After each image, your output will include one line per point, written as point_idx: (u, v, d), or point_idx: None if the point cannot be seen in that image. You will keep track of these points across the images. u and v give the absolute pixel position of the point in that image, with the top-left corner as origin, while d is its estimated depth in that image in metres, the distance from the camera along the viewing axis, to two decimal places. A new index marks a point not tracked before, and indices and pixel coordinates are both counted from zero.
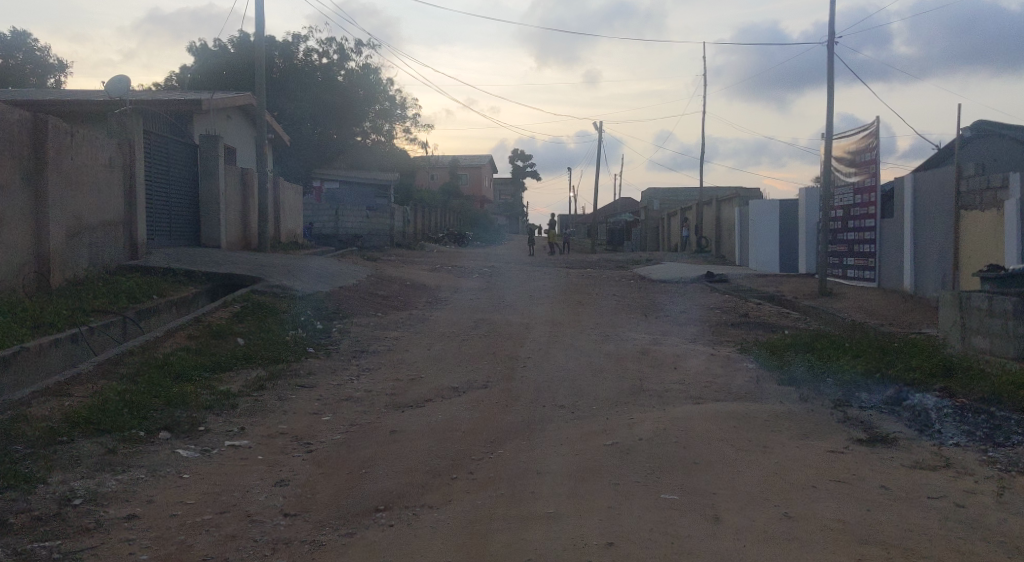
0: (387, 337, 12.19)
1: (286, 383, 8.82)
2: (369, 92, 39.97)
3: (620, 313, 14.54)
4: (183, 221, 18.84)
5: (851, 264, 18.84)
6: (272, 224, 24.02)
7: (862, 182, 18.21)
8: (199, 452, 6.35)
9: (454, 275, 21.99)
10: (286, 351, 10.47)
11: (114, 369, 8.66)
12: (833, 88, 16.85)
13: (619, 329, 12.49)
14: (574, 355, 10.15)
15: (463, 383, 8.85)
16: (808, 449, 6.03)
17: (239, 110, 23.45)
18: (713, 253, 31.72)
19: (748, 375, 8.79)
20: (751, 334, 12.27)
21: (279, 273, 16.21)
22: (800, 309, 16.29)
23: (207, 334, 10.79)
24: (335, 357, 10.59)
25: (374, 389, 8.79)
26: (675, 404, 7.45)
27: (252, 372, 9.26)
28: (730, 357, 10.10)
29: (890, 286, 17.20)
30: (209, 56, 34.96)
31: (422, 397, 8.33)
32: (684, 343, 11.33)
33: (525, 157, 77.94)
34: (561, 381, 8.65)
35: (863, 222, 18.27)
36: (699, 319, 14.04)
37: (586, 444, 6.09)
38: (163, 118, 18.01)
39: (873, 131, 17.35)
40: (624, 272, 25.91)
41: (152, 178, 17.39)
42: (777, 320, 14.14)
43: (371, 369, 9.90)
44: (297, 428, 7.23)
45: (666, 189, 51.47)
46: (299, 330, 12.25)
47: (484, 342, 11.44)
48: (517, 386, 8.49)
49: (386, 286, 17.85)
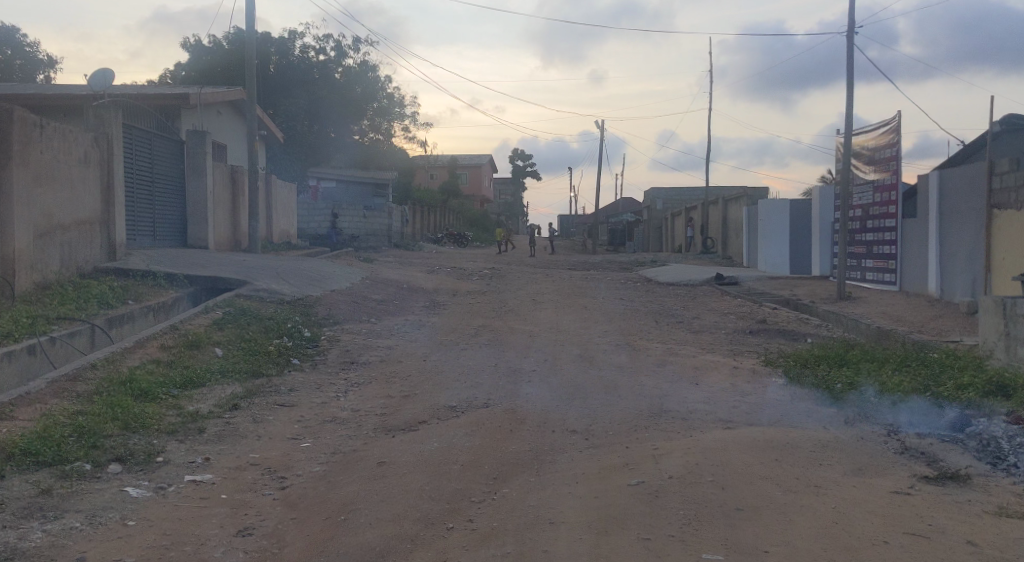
0: (380, 346, 11.27)
1: (263, 402, 7.89)
2: (366, 91, 38.94)
3: (629, 319, 13.62)
4: (168, 220, 17.93)
5: (869, 265, 17.94)
6: (264, 224, 23.12)
7: (882, 180, 17.32)
8: (152, 490, 5.44)
9: (452, 277, 21.04)
10: (267, 363, 9.55)
11: (72, 386, 7.75)
12: (852, 82, 16.00)
13: (631, 338, 11.58)
14: (585, 369, 9.25)
15: (462, 402, 7.93)
16: (867, 491, 5.13)
17: (231, 106, 22.52)
18: (720, 254, 30.81)
19: (779, 392, 7.88)
20: (775, 343, 11.36)
21: (266, 276, 15.27)
22: (819, 314, 15.38)
23: (181, 344, 9.87)
24: (321, 370, 9.66)
25: (362, 408, 7.88)
26: (703, 428, 6.56)
27: (229, 388, 8.34)
28: (755, 370, 9.19)
29: (912, 289, 16.30)
30: (202, 52, 34.10)
31: (416, 419, 7.42)
32: (703, 354, 10.41)
33: (525, 156, 76.92)
34: (572, 400, 7.72)
35: (883, 222, 17.35)
36: (715, 326, 13.12)
37: (606, 484, 5.18)
38: (147, 112, 17.10)
39: (895, 127, 16.48)
40: (628, 273, 25.01)
41: (135, 175, 16.49)
42: (797, 327, 13.23)
43: (360, 384, 8.99)
44: (273, 458, 6.33)
45: (669, 188, 50.43)
46: (285, 339, 11.34)
47: (485, 352, 10.51)
48: (522, 406, 7.58)
49: (380, 290, 16.90)
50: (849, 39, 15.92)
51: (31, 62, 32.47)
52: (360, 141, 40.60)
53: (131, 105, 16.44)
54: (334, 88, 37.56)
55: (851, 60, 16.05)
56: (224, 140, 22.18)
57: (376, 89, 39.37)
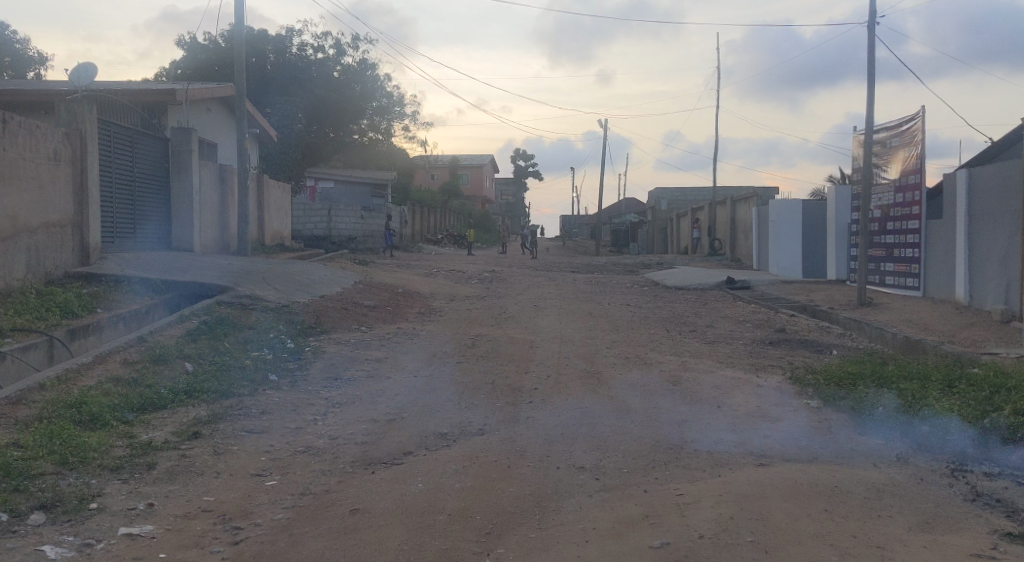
0: (368, 360, 10.33)
1: (229, 428, 6.97)
2: (365, 89, 37.84)
3: (638, 328, 12.70)
4: (151, 222, 17.00)
5: (889, 269, 16.97)
6: (255, 225, 22.20)
7: (903, 179, 16.36)
8: (77, 550, 4.56)
9: (450, 281, 20.09)
10: (239, 382, 8.61)
11: (10, 410, 6.84)
12: (874, 75, 15.10)
13: (641, 350, 10.66)
14: (592, 388, 8.31)
15: (454, 428, 7.02)
16: (941, 554, 4.21)
17: (220, 102, 21.56)
18: (728, 255, 29.87)
19: (814, 418, 6.95)
20: (798, 356, 10.41)
21: (251, 281, 14.34)
22: (839, 321, 14.45)
23: (146, 360, 8.93)
24: (301, 388, 8.74)
25: (341, 436, 6.96)
26: (733, 466, 5.64)
27: (193, 411, 7.40)
28: (782, 390, 8.23)
29: (937, 295, 15.36)
30: (197, 48, 33.18)
31: (401, 450, 6.50)
32: (722, 369, 9.49)
33: (525, 156, 75.94)
34: (577, 427, 6.81)
35: (905, 224, 16.39)
36: (731, 336, 12.18)
37: (621, 546, 4.31)
38: (128, 108, 16.19)
39: (921, 124, 15.52)
40: (635, 276, 24.07)
41: (115, 174, 15.57)
42: (819, 337, 12.30)
43: (343, 405, 8.07)
44: (230, 502, 5.41)
45: (674, 188, 49.32)
46: (264, 351, 10.41)
47: (482, 367, 9.57)
48: (522, 434, 6.67)
49: (374, 295, 15.97)
50: (872, 29, 14.99)
51: (21, 59, 31.57)
52: (361, 141, 39.65)
53: (112, 101, 15.57)
54: (331, 86, 36.69)
55: (874, 52, 15.11)
56: (213, 138, 21.25)
57: (375, 88, 38.34)
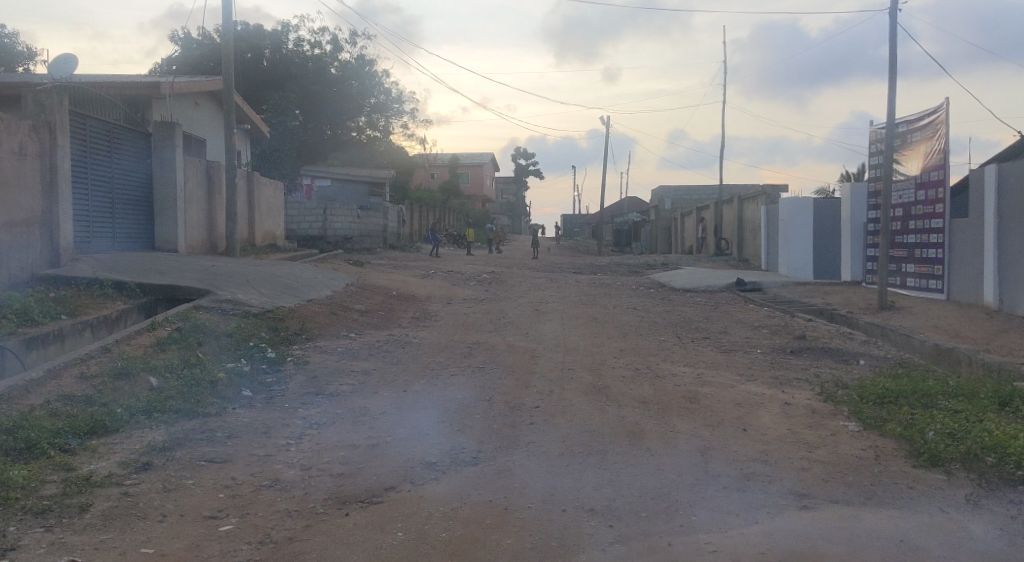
0: (354, 371, 9.43)
1: (187, 457, 6.10)
2: (363, 85, 36.97)
3: (648, 335, 11.84)
4: (131, 221, 16.12)
5: (910, 271, 16.08)
6: (244, 225, 21.31)
7: (926, 175, 15.48)
8: None
9: (448, 282, 19.24)
10: (207, 399, 7.73)
11: None
12: (896, 64, 14.22)
13: (651, 360, 9.78)
14: (600, 407, 7.44)
15: (445, 456, 6.16)
16: None
17: (208, 96, 20.66)
18: (735, 255, 28.94)
19: (856, 447, 6.08)
20: (824, 369, 9.55)
21: (235, 284, 13.46)
22: (860, 327, 13.56)
23: (105, 374, 8.05)
24: (277, 406, 7.85)
25: (316, 465, 6.09)
26: (769, 511, 4.81)
27: (149, 436, 6.52)
28: (814, 409, 7.35)
29: (963, 298, 14.48)
30: (191, 42, 32.32)
31: (384, 483, 5.64)
32: (742, 383, 8.62)
33: (526, 154, 74.97)
34: (583, 454, 5.96)
35: (928, 222, 15.49)
36: (748, 344, 11.29)
37: None
38: (105, 100, 15.27)
39: (946, 116, 14.65)
40: (640, 277, 23.20)
41: (91, 170, 14.68)
42: (842, 345, 11.43)
43: (322, 427, 7.19)
44: (172, 557, 4.58)
45: (678, 186, 48.33)
46: (241, 362, 9.51)
47: (478, 381, 8.69)
48: (521, 465, 5.81)
49: (366, 299, 15.12)
50: (894, 17, 14.11)
51: (9, 54, 30.56)
52: (358, 138, 38.69)
53: (88, 94, 14.69)
54: (327, 82, 35.83)
55: (896, 41, 14.22)
56: (200, 134, 20.36)
57: (373, 84, 37.49)
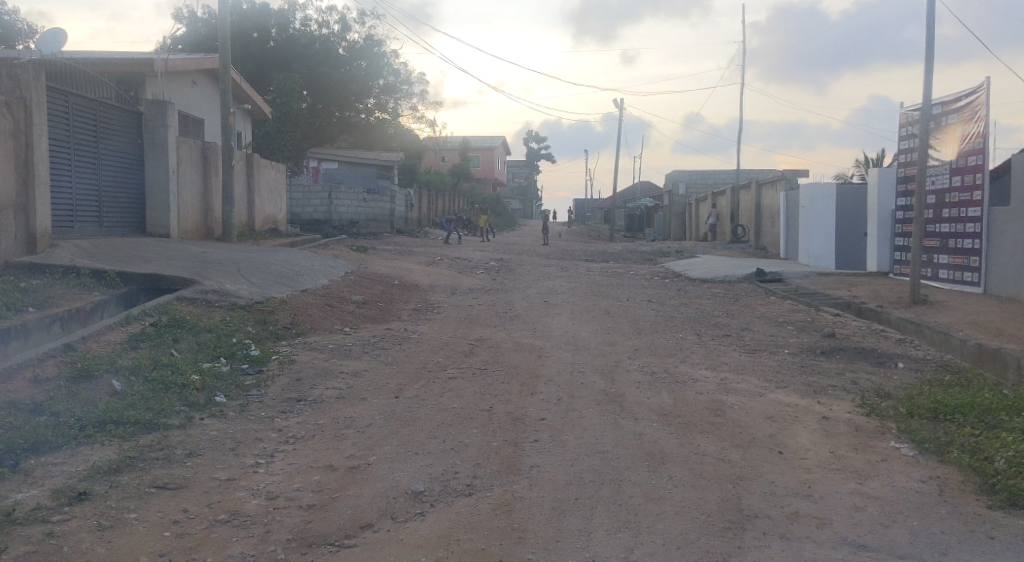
0: (343, 373, 8.57)
1: (136, 481, 5.27)
2: (371, 66, 36.01)
3: (664, 332, 10.92)
4: (120, 204, 15.26)
5: (944, 262, 15.12)
6: (244, 209, 20.48)
7: (962, 160, 14.51)
8: None
9: (452, 271, 18.36)
10: (173, 408, 6.90)
11: None
12: (933, 41, 13.23)
13: (669, 363, 8.89)
14: (614, 420, 6.56)
15: (435, 482, 5.31)
16: None
17: (204, 74, 19.76)
18: (753, 243, 27.93)
19: (916, 477, 5.23)
20: (861, 373, 8.66)
21: (223, 273, 12.61)
22: (892, 323, 12.63)
23: (63, 376, 7.19)
24: (251, 416, 7.00)
25: (284, 493, 5.26)
26: None
27: (97, 456, 5.69)
28: (858, 426, 6.46)
29: (1002, 292, 13.54)
30: (196, 21, 31.45)
31: (361, 520, 4.82)
32: (772, 391, 7.72)
33: (538, 138, 73.88)
34: (596, 483, 5.12)
35: (963, 210, 14.52)
36: (774, 343, 10.38)
37: None
38: (91, 76, 14.37)
39: (986, 96, 13.69)
40: (655, 267, 22.28)
41: (74, 150, 13.79)
42: (876, 345, 10.52)
43: (299, 443, 6.34)
44: None
45: (693, 171, 47.18)
46: (219, 362, 8.67)
47: (479, 386, 7.83)
48: (525, 497, 4.97)
49: (365, 289, 14.25)
50: None
51: (10, 31, 29.69)
52: (366, 120, 37.68)
53: (75, 70, 13.83)
54: (335, 62, 34.84)
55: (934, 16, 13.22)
56: (196, 114, 19.49)
57: (381, 65, 36.33)
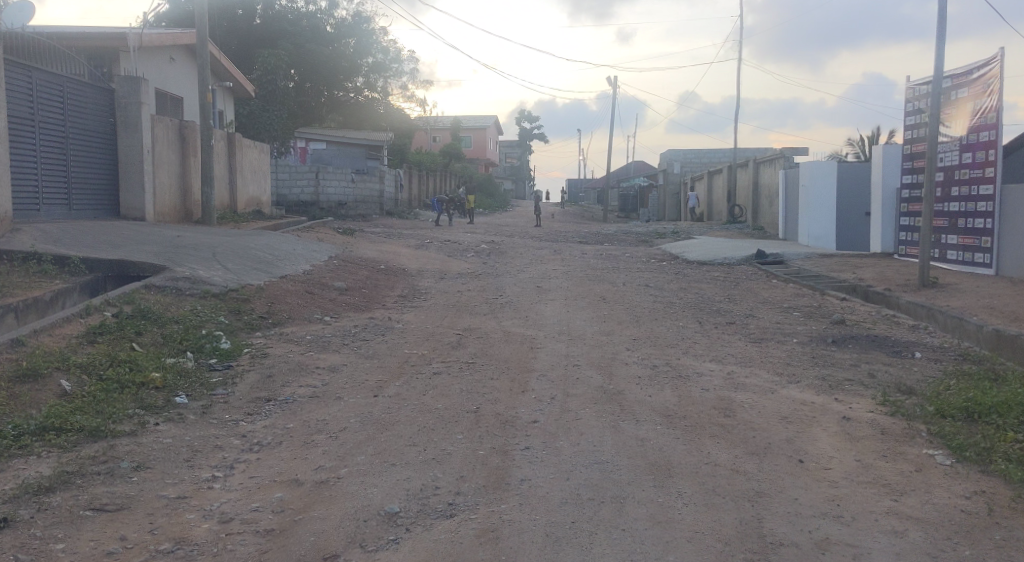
0: (319, 369, 7.91)
1: (69, 502, 4.62)
2: (359, 43, 35.13)
3: (665, 320, 10.27)
4: (91, 185, 14.55)
5: (953, 243, 14.50)
6: (225, 190, 19.74)
7: (973, 136, 13.88)
8: None
9: (442, 254, 17.68)
10: (125, 412, 6.23)
11: None
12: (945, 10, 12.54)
13: (671, 355, 8.24)
14: (614, 423, 5.92)
15: (411, 499, 4.68)
16: None
17: (181, 50, 18.94)
18: (750, 223, 27.26)
19: (959, 492, 4.63)
20: (877, 365, 8.03)
21: (197, 258, 11.91)
22: (902, 308, 12.02)
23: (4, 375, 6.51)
24: (214, 420, 6.33)
25: (242, 514, 4.62)
26: None
27: (29, 471, 5.03)
28: (884, 428, 5.84)
29: (1015, 273, 12.95)
30: None
31: (326, 551, 4.20)
32: (784, 387, 7.08)
33: (530, 118, 72.94)
34: (596, 503, 4.49)
35: (974, 189, 13.90)
36: (781, 332, 9.74)
37: None
38: (57, 51, 13.59)
39: (1000, 69, 13.03)
40: (651, 248, 21.59)
41: (40, 127, 13.03)
42: (890, 332, 9.89)
43: (263, 451, 5.69)
44: None
45: (688, 150, 46.44)
46: (185, 358, 8.00)
47: (465, 383, 7.17)
48: (517, 519, 4.35)
49: (348, 274, 13.57)
50: None
51: None
52: (354, 99, 36.82)
53: (40, 43, 13.05)
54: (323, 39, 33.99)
55: None
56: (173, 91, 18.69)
57: (369, 42, 35.48)
